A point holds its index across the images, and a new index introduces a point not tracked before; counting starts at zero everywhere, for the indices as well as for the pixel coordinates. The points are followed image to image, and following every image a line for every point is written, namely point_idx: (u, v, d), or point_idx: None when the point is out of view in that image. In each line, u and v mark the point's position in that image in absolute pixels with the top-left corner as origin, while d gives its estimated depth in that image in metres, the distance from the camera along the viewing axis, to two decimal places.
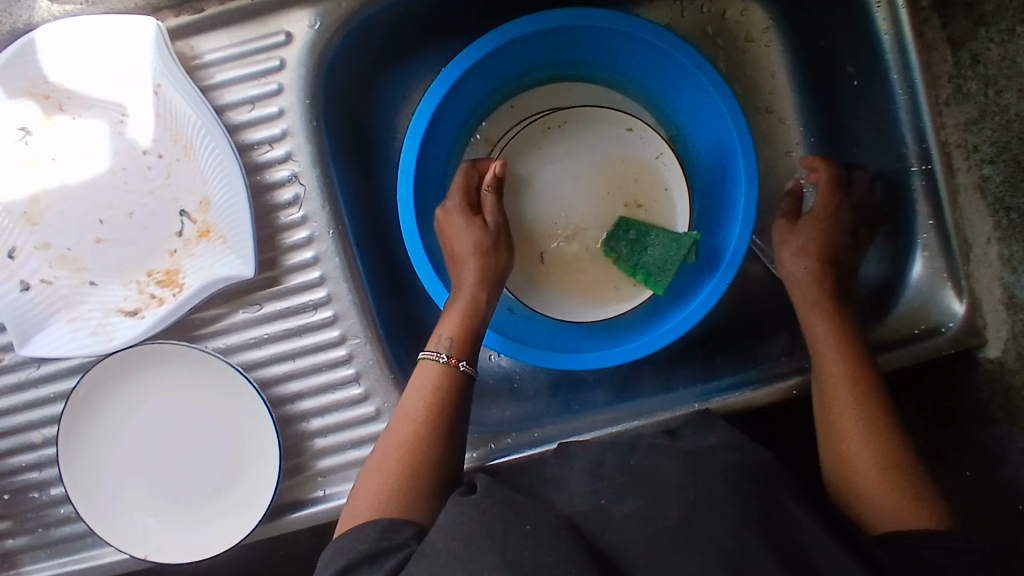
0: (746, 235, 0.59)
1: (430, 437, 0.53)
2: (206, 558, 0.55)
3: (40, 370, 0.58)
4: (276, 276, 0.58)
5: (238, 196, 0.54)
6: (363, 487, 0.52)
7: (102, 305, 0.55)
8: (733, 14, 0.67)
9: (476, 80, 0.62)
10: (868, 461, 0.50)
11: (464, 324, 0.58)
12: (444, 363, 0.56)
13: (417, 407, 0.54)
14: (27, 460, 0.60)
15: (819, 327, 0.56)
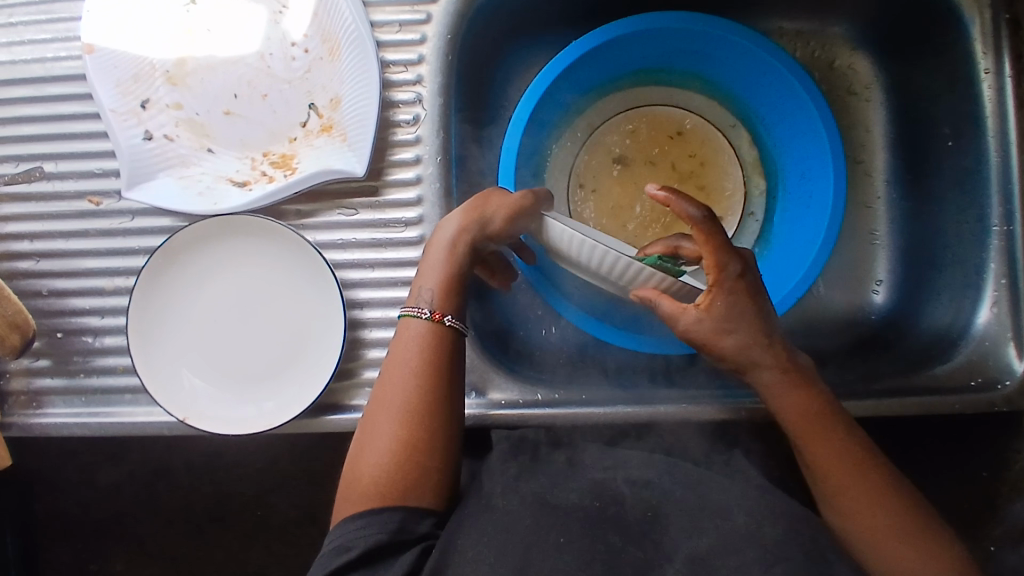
0: (824, 255, 0.61)
1: (419, 412, 0.48)
2: (246, 434, 0.55)
3: (132, 223, 0.60)
4: (378, 187, 0.60)
5: (369, 100, 0.57)
6: (358, 461, 0.48)
7: (214, 171, 0.58)
8: (842, 64, 0.72)
9: (596, 60, 0.66)
10: (886, 525, 0.47)
11: (450, 281, 0.52)
12: (428, 320, 0.51)
13: (410, 384, 0.49)
14: (92, 303, 0.61)
15: (784, 400, 0.50)
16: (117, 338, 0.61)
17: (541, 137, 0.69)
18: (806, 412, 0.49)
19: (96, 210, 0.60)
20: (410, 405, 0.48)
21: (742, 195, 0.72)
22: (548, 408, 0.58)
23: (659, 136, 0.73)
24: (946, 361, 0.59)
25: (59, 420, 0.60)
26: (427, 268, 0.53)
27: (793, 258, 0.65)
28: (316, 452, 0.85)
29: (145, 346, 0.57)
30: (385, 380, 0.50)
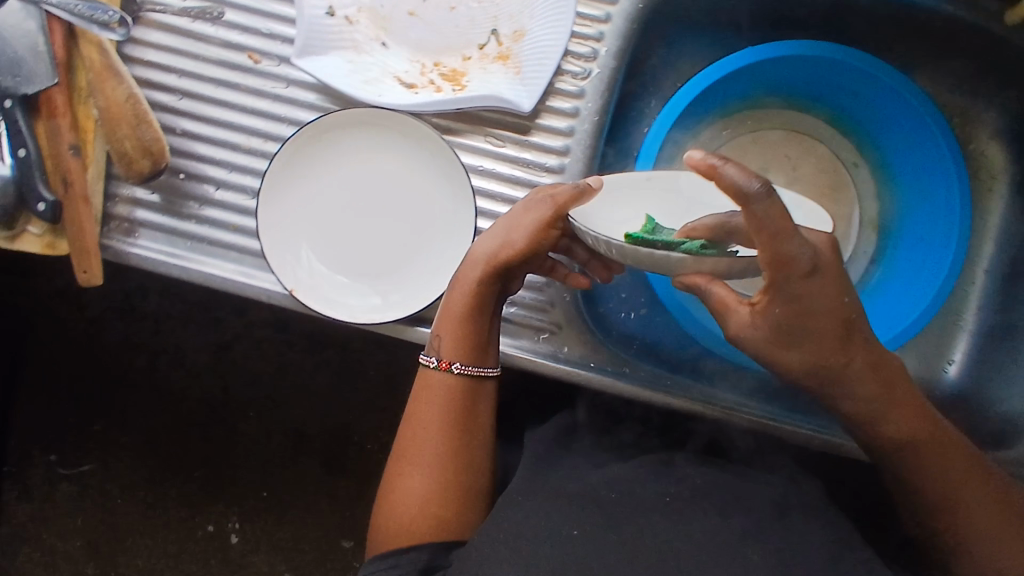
0: (926, 317, 0.62)
1: (427, 522, 0.53)
2: (349, 323, 0.56)
3: (285, 90, 0.60)
4: (528, 127, 0.60)
5: (556, 40, 0.57)
6: (404, 478, 0.55)
7: (384, 64, 0.59)
8: (974, 149, 0.72)
9: (764, 69, 0.67)
10: (993, 527, 0.49)
11: (449, 423, 0.55)
12: (438, 365, 0.56)
13: (430, 463, 0.54)
14: (219, 155, 0.60)
15: (885, 417, 0.51)
16: (235, 195, 0.60)
17: (683, 127, 0.69)
18: (912, 418, 0.51)
19: (252, 67, 0.60)
20: (432, 457, 0.55)
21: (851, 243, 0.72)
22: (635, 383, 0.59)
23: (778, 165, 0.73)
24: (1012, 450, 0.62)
25: (148, 253, 0.60)
26: (444, 326, 0.56)
27: (890, 316, 0.66)
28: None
29: (271, 207, 0.57)
30: (427, 397, 0.57)
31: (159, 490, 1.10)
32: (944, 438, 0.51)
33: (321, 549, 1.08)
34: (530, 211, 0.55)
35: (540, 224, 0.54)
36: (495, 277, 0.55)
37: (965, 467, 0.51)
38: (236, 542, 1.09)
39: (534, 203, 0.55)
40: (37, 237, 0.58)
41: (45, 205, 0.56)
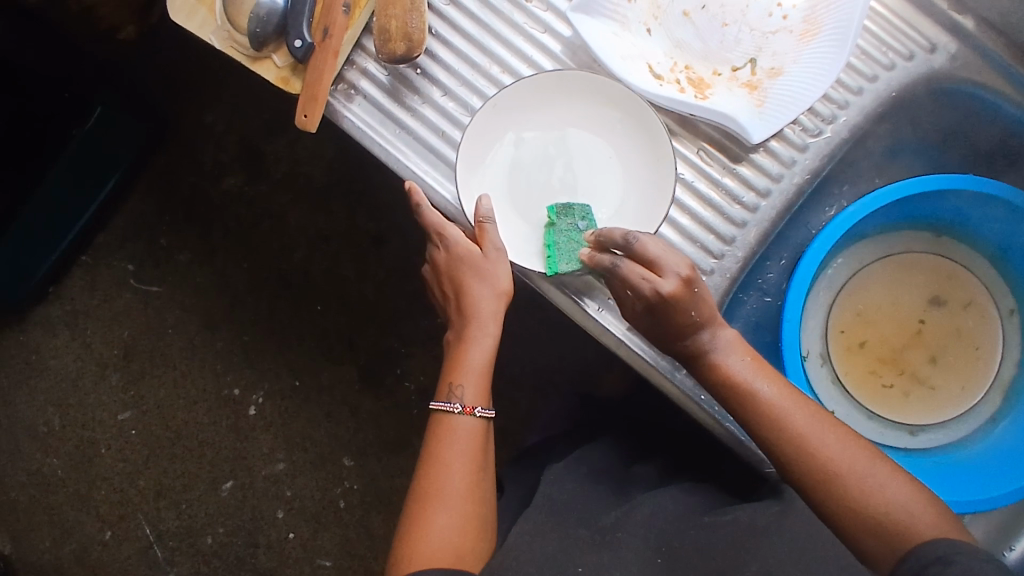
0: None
1: (476, 489, 0.58)
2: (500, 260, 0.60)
3: (541, 36, 0.64)
4: (740, 157, 0.62)
5: (808, 92, 0.59)
6: (436, 516, 0.56)
7: (640, 46, 0.62)
8: None
9: (959, 198, 0.68)
10: (914, 493, 0.51)
11: (480, 375, 0.61)
12: (461, 411, 0.60)
13: (463, 497, 0.57)
14: (458, 67, 0.63)
15: (853, 448, 0.53)
16: (453, 106, 0.63)
17: (864, 223, 0.71)
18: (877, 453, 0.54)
19: (522, 3, 0.64)
20: (458, 491, 0.57)
21: (976, 397, 0.71)
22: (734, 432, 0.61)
23: (930, 295, 0.74)
24: None
25: (362, 127, 0.63)
26: (464, 377, 0.61)
27: (981, 481, 0.64)
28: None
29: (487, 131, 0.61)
30: (444, 467, 0.58)
31: (209, 336, 1.12)
32: (897, 467, 0.53)
33: (321, 457, 1.11)
34: (496, 261, 0.60)
35: (495, 278, 0.60)
36: (500, 306, 0.61)
37: (903, 475, 0.52)
38: (252, 415, 1.12)
39: (457, 258, 0.60)
40: (277, 68, 0.62)
41: (300, 43, 0.60)
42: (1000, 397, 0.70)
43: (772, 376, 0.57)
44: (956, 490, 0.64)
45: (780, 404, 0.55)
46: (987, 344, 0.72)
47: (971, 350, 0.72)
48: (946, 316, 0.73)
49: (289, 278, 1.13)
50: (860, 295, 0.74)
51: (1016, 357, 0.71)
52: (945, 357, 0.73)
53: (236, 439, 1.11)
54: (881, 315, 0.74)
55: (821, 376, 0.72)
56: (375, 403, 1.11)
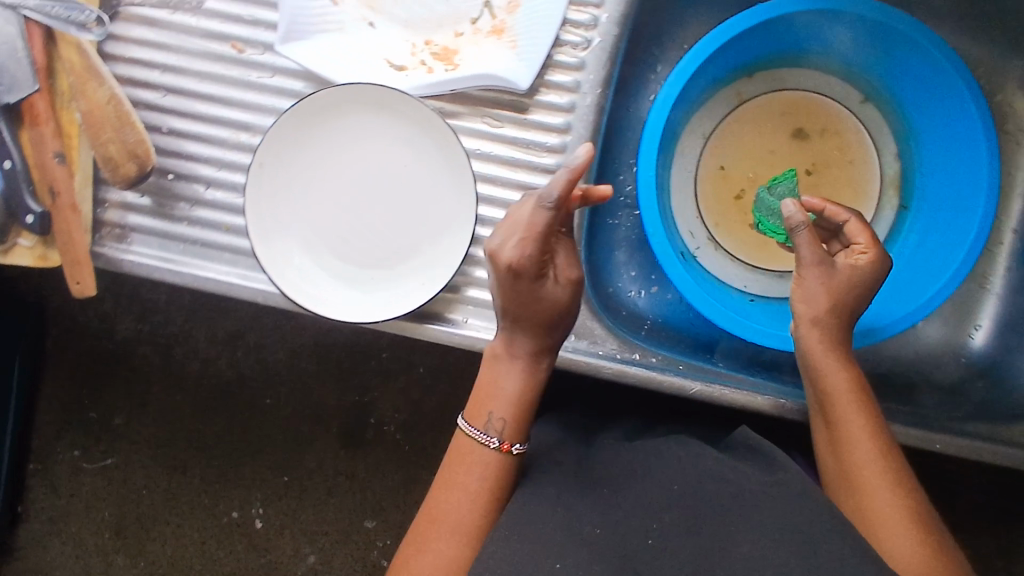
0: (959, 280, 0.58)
1: (479, 531, 0.52)
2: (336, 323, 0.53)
3: (271, 79, 0.57)
4: (527, 105, 0.58)
5: (553, 14, 0.54)
6: (448, 496, 0.53)
7: (370, 48, 0.55)
8: (1001, 99, 0.69)
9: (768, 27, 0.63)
10: (905, 516, 0.48)
11: (518, 406, 0.55)
12: (495, 447, 0.55)
13: (474, 479, 0.53)
14: (210, 152, 0.58)
15: (863, 446, 0.51)
16: (226, 194, 0.58)
17: (688, 101, 0.66)
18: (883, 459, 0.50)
19: (236, 57, 0.57)
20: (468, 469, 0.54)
21: (873, 204, 0.69)
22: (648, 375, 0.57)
23: (783, 132, 0.70)
24: None
25: (152, 263, 0.57)
26: (495, 398, 0.56)
27: (912, 288, 0.63)
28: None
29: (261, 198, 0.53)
30: (444, 500, 0.53)
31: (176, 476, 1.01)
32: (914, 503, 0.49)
33: (344, 532, 0.99)
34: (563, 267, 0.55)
35: (544, 331, 0.54)
36: (549, 354, 0.56)
37: (918, 524, 0.48)
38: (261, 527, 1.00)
39: (529, 299, 0.53)
40: (28, 250, 0.56)
41: (33, 216, 0.55)
42: (896, 193, 0.68)
43: (852, 392, 0.53)
44: (891, 309, 0.62)
45: (832, 390, 0.53)
46: (861, 149, 0.69)
47: (847, 164, 0.69)
48: (808, 144, 0.70)
49: (214, 381, 1.01)
50: (719, 167, 0.70)
51: (890, 149, 0.69)
52: (826, 184, 0.69)
53: (259, 558, 1.00)
54: (748, 175, 0.69)
55: (719, 265, 0.69)
56: (360, 462, 0.99)
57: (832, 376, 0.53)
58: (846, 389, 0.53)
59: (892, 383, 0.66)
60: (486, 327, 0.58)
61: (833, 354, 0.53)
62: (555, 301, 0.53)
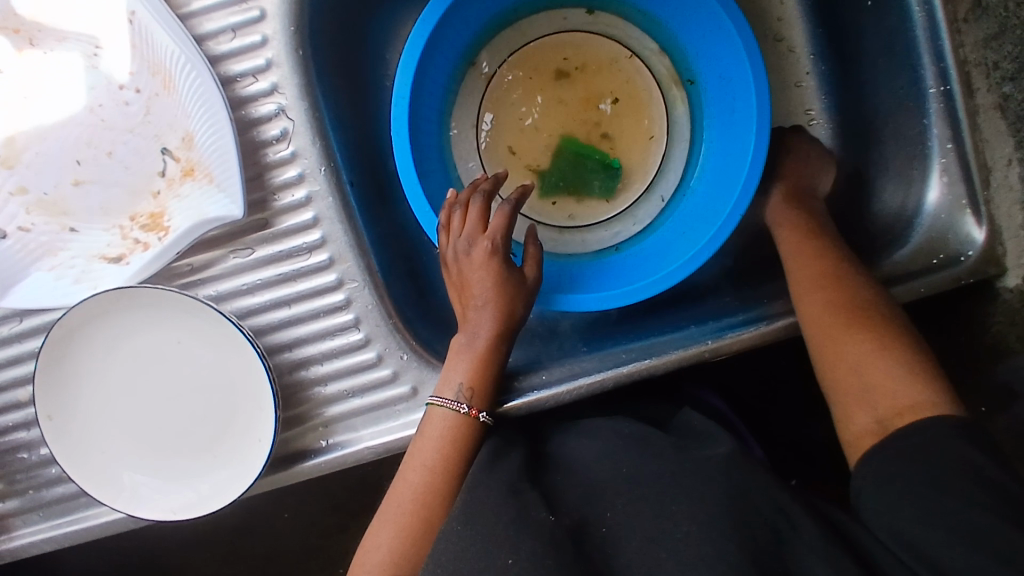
0: (762, 160, 0.54)
1: (441, 496, 0.51)
2: (189, 516, 0.53)
3: (24, 324, 0.55)
4: (267, 218, 0.55)
5: (223, 134, 0.50)
6: (409, 474, 0.52)
7: (85, 251, 0.53)
8: None
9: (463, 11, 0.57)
10: (879, 395, 0.46)
11: (481, 367, 0.54)
12: (464, 414, 0.53)
13: (434, 458, 0.52)
14: (14, 419, 0.57)
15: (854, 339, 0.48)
16: None
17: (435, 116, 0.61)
18: (869, 334, 0.48)
19: None
20: (435, 445, 0.52)
21: (662, 110, 0.65)
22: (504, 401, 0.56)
23: (550, 85, 0.66)
24: (903, 244, 0.57)
25: (32, 540, 0.58)
26: (455, 366, 0.54)
27: (721, 182, 0.58)
28: (309, 494, 0.79)
29: (67, 437, 0.53)
30: (398, 486, 0.52)
31: None
32: (873, 328, 0.48)
33: None
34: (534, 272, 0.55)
35: (502, 301, 0.53)
36: (509, 331, 0.54)
37: (890, 391, 0.46)
38: None
39: (475, 275, 0.53)
40: None
41: None
42: (679, 89, 0.64)
43: (823, 269, 0.53)
44: (714, 211, 0.58)
45: (805, 281, 0.53)
46: (624, 64, 0.65)
47: (620, 87, 0.66)
48: (579, 85, 0.66)
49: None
50: (504, 149, 0.66)
51: (652, 49, 0.64)
52: (615, 119, 0.66)
53: None
54: (535, 143, 0.66)
55: (551, 242, 0.65)
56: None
57: (798, 261, 0.55)
58: (819, 271, 0.53)
59: (768, 268, 0.63)
60: (353, 438, 0.57)
61: (809, 243, 0.56)
62: (500, 275, 0.53)
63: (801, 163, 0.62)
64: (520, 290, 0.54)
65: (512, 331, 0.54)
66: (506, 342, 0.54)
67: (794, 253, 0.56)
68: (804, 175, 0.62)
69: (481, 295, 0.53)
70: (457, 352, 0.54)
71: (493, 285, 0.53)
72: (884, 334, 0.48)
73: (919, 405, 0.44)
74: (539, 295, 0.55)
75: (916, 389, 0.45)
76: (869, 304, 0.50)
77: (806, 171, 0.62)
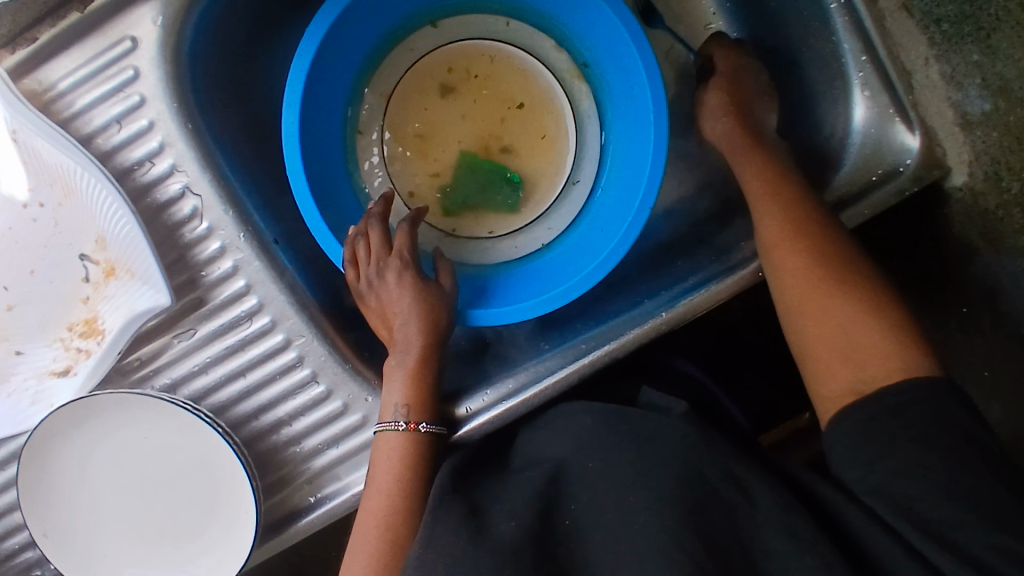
0: (664, 137, 0.53)
1: (404, 515, 0.51)
2: None
3: (2, 451, 0.56)
4: (201, 296, 0.55)
5: (131, 224, 0.51)
6: (371, 502, 0.52)
7: (33, 371, 0.53)
8: None
9: (337, 49, 0.56)
10: (871, 356, 0.44)
11: (415, 385, 0.55)
12: (405, 430, 0.54)
13: (391, 480, 0.52)
14: (19, 540, 0.58)
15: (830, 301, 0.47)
16: None
17: (338, 158, 0.60)
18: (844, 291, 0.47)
19: None
20: (388, 468, 0.53)
21: (567, 104, 0.64)
22: (464, 424, 0.57)
23: (451, 98, 0.64)
24: (839, 169, 0.55)
25: None
26: (391, 387, 0.55)
27: (632, 155, 0.57)
28: None
29: (63, 547, 0.54)
30: (361, 521, 0.52)
31: None
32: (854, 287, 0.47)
33: None
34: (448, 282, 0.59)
35: (427, 313, 0.56)
36: (437, 342, 0.56)
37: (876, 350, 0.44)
38: None
39: (393, 295, 0.57)
40: None
41: None
42: (583, 83, 0.63)
43: (790, 223, 0.50)
44: (630, 184, 0.57)
45: (774, 233, 0.50)
46: (516, 56, 0.64)
47: (521, 91, 0.64)
48: (480, 98, 0.64)
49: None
50: (412, 163, 0.64)
51: (538, 36, 0.63)
52: (520, 132, 0.64)
53: None
54: (442, 155, 0.64)
55: (474, 251, 0.64)
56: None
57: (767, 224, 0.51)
58: (790, 223, 0.50)
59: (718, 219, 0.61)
60: (338, 486, 0.58)
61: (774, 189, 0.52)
62: (416, 290, 0.57)
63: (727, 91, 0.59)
64: (438, 301, 0.57)
65: (441, 341, 0.57)
66: (436, 352, 0.57)
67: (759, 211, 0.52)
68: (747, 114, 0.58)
69: (401, 312, 0.56)
70: (390, 368, 0.56)
71: (412, 301, 0.56)
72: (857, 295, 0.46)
73: (894, 370, 0.42)
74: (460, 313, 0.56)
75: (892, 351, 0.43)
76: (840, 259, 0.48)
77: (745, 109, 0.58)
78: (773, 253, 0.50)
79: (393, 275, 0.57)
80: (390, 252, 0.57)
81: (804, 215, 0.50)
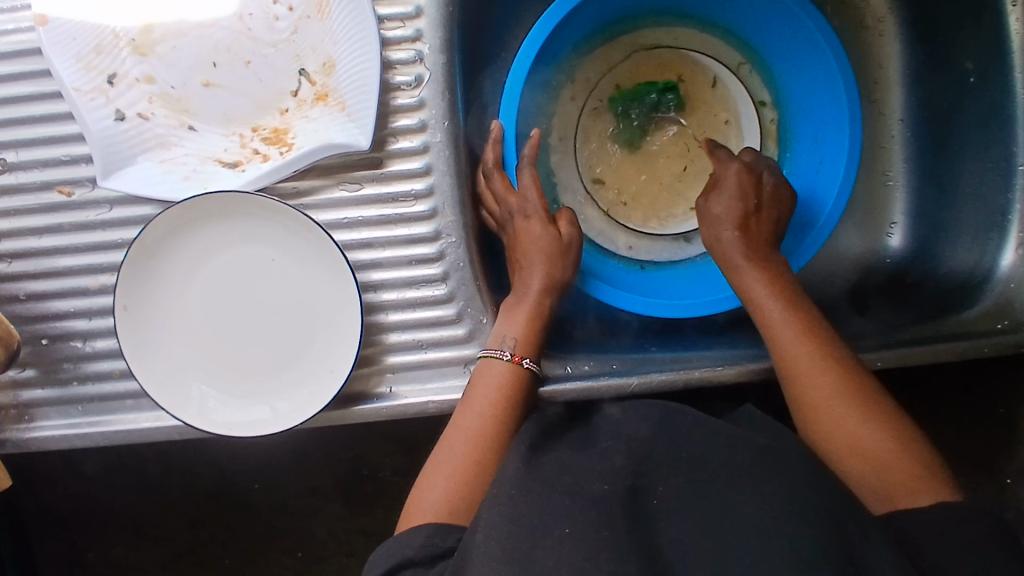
0: (837, 213, 0.59)
1: (494, 441, 0.52)
2: (248, 437, 0.52)
3: (111, 214, 0.55)
4: (381, 158, 0.55)
5: (370, 64, 0.52)
6: (466, 417, 0.53)
7: (199, 151, 0.54)
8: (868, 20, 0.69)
9: (586, 10, 0.61)
10: (878, 447, 0.46)
11: (532, 322, 0.55)
12: (508, 362, 0.54)
13: (490, 407, 0.53)
14: (76, 306, 0.55)
15: (826, 386, 0.49)
16: (110, 341, 0.56)
17: (537, 96, 0.63)
18: (846, 379, 0.49)
19: (69, 202, 0.55)
20: (494, 393, 0.53)
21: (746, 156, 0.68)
22: (557, 382, 0.57)
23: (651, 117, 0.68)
24: (970, 307, 0.59)
25: (61, 433, 0.55)
26: (512, 320, 0.55)
27: (800, 219, 0.62)
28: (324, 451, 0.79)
29: (138, 333, 0.52)
30: (449, 435, 0.53)
31: None
32: (864, 388, 0.49)
33: None
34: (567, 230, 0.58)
35: (553, 260, 0.57)
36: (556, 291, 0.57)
37: (895, 447, 0.46)
38: None
39: (521, 239, 0.58)
40: None
41: None
42: (775, 143, 0.67)
43: (778, 289, 0.52)
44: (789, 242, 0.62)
45: (786, 340, 0.51)
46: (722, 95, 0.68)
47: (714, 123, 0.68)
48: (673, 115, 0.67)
49: (188, 485, 0.87)
50: (590, 156, 0.67)
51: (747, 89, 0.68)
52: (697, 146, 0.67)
53: None
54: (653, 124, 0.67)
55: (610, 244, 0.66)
56: (384, 512, 0.88)
57: (757, 286, 0.53)
58: (800, 332, 0.51)
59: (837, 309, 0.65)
60: (418, 389, 0.56)
61: (767, 282, 0.53)
62: (543, 239, 0.57)
63: (769, 191, 0.57)
64: (561, 255, 0.57)
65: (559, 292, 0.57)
66: (552, 302, 0.57)
67: (744, 270, 0.54)
68: (766, 190, 0.56)
69: (529, 256, 0.57)
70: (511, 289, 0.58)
71: (541, 248, 0.57)
72: (890, 420, 0.48)
73: (909, 490, 0.45)
74: (585, 280, 0.59)
75: (901, 458, 0.46)
76: (860, 380, 0.49)
77: (751, 183, 0.56)
78: (785, 362, 0.51)
79: (522, 222, 0.58)
80: (518, 195, 0.58)
81: (817, 324, 0.51)
